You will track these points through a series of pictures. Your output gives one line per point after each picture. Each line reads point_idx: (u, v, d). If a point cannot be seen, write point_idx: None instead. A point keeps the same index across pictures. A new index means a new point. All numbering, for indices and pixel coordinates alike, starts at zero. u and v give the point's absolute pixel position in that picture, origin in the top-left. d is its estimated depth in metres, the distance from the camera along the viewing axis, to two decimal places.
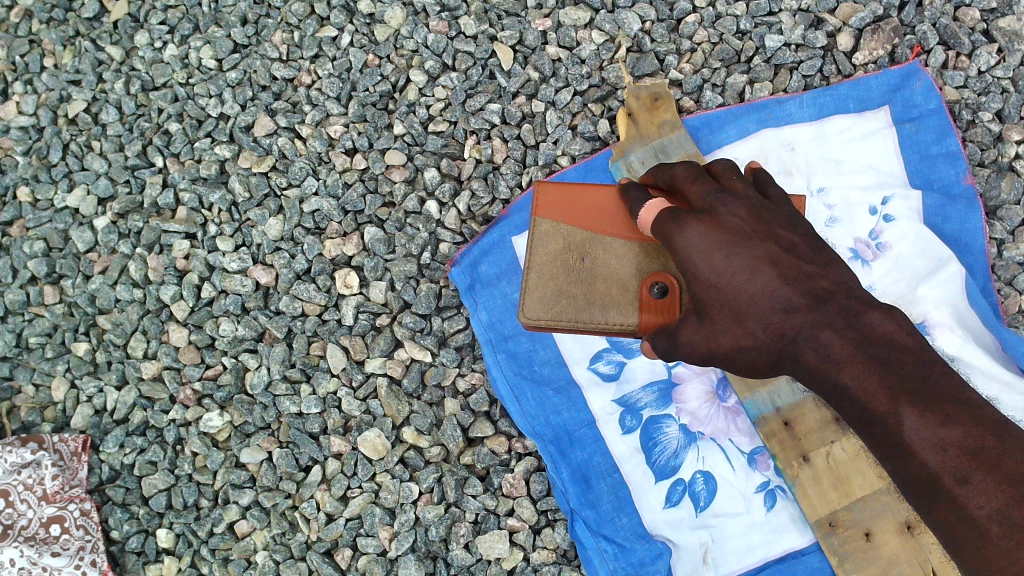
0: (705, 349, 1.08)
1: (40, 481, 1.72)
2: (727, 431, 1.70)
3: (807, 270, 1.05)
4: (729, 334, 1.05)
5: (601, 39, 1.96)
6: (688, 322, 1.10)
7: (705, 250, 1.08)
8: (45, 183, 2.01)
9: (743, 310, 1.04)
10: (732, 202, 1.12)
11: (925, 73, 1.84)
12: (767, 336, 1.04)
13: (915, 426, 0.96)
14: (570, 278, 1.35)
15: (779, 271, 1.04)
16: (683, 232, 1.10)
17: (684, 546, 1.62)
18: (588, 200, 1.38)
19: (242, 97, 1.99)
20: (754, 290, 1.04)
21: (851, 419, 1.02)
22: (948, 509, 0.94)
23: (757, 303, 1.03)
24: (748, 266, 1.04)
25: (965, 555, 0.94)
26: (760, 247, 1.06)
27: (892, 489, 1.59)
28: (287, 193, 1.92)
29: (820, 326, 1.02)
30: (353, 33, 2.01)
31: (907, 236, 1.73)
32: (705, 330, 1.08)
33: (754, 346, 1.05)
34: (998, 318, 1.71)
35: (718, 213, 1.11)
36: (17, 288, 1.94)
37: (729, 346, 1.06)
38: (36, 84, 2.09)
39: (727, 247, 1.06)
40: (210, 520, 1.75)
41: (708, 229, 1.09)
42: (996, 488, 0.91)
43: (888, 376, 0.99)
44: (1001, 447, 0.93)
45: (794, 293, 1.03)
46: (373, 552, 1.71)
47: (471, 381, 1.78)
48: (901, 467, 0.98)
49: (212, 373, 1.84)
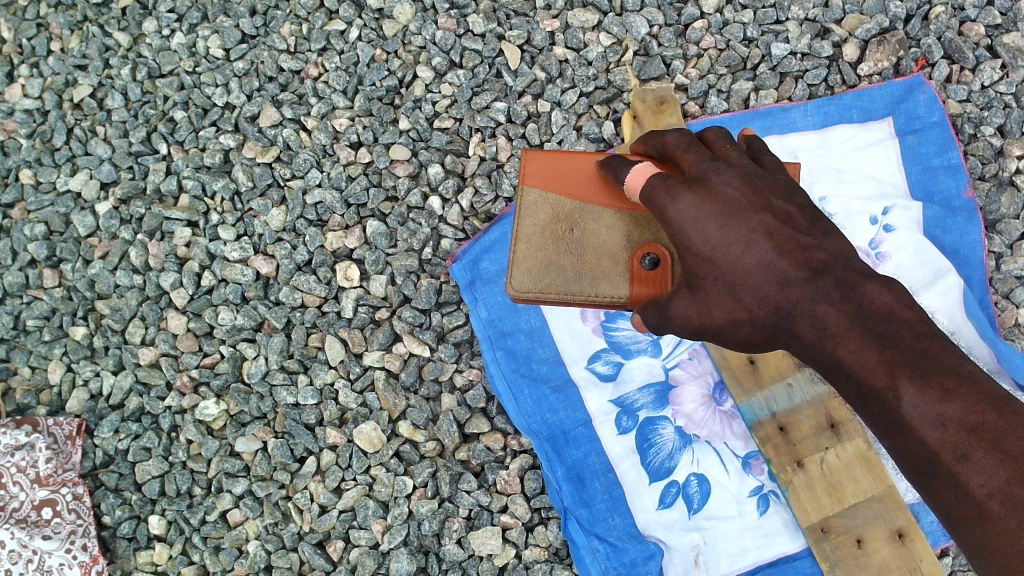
0: (698, 322, 1.04)
1: (33, 463, 1.72)
2: (722, 435, 1.70)
3: (804, 241, 1.01)
4: (723, 307, 1.02)
5: (608, 41, 1.97)
6: (680, 295, 1.07)
7: (698, 221, 1.04)
8: (48, 166, 2.01)
9: (737, 282, 1.01)
10: (727, 171, 1.08)
11: (929, 86, 1.86)
12: (762, 309, 1.00)
13: (913, 402, 0.91)
14: (558, 249, 1.36)
15: (774, 241, 1.01)
16: (675, 202, 1.06)
17: (676, 547, 1.63)
18: (578, 171, 1.38)
19: (249, 87, 2.00)
20: (748, 262, 1.00)
21: (847, 395, 0.99)
22: (947, 487, 0.90)
23: (752, 275, 1.00)
24: (743, 238, 1.01)
25: (965, 535, 0.90)
26: (755, 219, 1.02)
27: (884, 497, 1.60)
28: (290, 184, 1.93)
29: (817, 299, 0.99)
30: (362, 28, 2.02)
31: (907, 247, 1.74)
32: (698, 303, 1.04)
33: (749, 320, 1.01)
34: (994, 331, 1.71)
35: (712, 181, 1.07)
36: (16, 270, 1.94)
37: (722, 320, 1.03)
38: (42, 68, 2.09)
39: (722, 218, 1.02)
40: (202, 508, 1.75)
41: (702, 199, 1.05)
42: (997, 464, 0.87)
43: (887, 351, 0.95)
44: (1005, 421, 0.88)
45: (789, 265, 1.00)
46: (365, 545, 1.71)
47: (469, 377, 1.79)
48: (899, 444, 0.94)
49: (209, 362, 1.84)
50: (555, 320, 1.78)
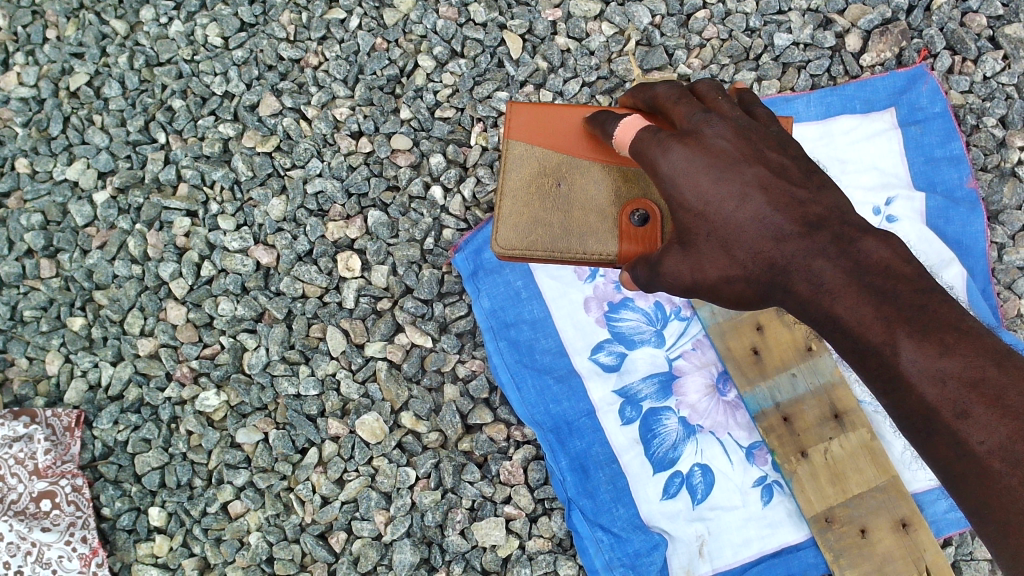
0: (690, 280, 1.04)
1: (32, 455, 1.70)
2: (726, 425, 1.70)
3: (799, 196, 1.00)
4: (715, 264, 1.01)
5: (611, 31, 1.96)
6: (672, 252, 1.06)
7: (690, 175, 1.02)
8: (44, 155, 1.99)
9: (730, 237, 0.99)
10: (720, 123, 1.05)
11: (931, 77, 1.85)
12: (755, 264, 0.99)
13: (912, 357, 0.87)
14: (542, 204, 1.35)
15: (768, 195, 0.99)
16: (666, 155, 1.05)
17: (679, 538, 1.62)
18: (564, 126, 1.38)
19: (248, 76, 1.98)
20: (742, 217, 0.99)
21: (845, 352, 0.95)
22: (946, 444, 0.86)
23: (746, 229, 0.99)
24: (737, 192, 0.99)
25: (964, 492, 0.86)
26: (749, 171, 1.00)
27: (888, 487, 1.60)
28: (290, 174, 1.91)
29: (813, 254, 0.97)
30: (362, 16, 2.00)
31: (909, 237, 1.73)
32: (690, 259, 1.03)
33: (743, 276, 1.00)
34: (997, 322, 1.71)
35: (704, 135, 1.04)
36: (12, 260, 1.91)
37: (716, 277, 1.02)
38: (37, 56, 2.07)
39: (714, 171, 1.01)
40: (203, 500, 1.74)
41: (694, 151, 1.03)
42: (998, 421, 0.83)
43: (884, 305, 0.91)
44: (1007, 377, 0.84)
45: (784, 220, 0.98)
46: (368, 536, 1.70)
47: (471, 367, 1.78)
48: (897, 401, 0.90)
49: (209, 353, 1.83)
50: (558, 310, 1.77)
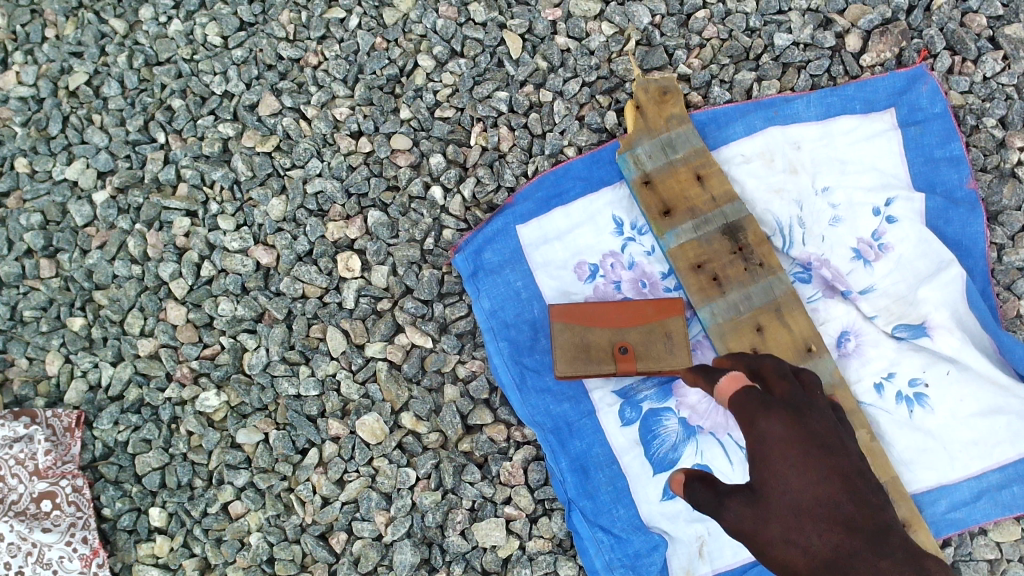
0: (751, 527, 1.10)
1: (32, 456, 1.70)
2: (726, 426, 1.69)
3: (869, 496, 1.11)
4: (783, 524, 1.08)
5: (611, 31, 1.96)
6: (739, 495, 1.12)
7: (779, 441, 1.11)
8: (43, 154, 1.98)
9: (809, 510, 1.08)
10: (819, 416, 1.16)
11: (931, 77, 1.85)
12: (822, 544, 1.07)
13: None
14: (570, 355, 1.68)
15: (845, 486, 1.09)
16: (759, 421, 1.13)
17: (679, 538, 1.63)
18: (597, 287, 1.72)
19: (248, 75, 1.98)
20: (809, 495, 1.08)
21: None
22: None
23: (823, 514, 1.08)
24: (819, 472, 1.09)
25: None
26: (825, 465, 1.09)
27: (888, 488, 1.60)
28: (290, 173, 1.91)
29: (874, 557, 1.07)
30: (362, 16, 2.00)
31: (909, 238, 1.74)
32: (757, 509, 1.10)
33: (805, 552, 1.08)
34: (996, 322, 1.73)
35: (800, 414, 1.14)
36: (11, 260, 1.91)
37: (779, 535, 1.09)
38: (36, 55, 2.06)
39: (803, 445, 1.10)
40: (203, 500, 1.74)
41: (789, 428, 1.12)
42: None
43: None
44: None
45: (854, 510, 1.09)
46: (368, 537, 1.70)
47: (472, 368, 1.77)
48: None
49: (210, 353, 1.83)
50: None
